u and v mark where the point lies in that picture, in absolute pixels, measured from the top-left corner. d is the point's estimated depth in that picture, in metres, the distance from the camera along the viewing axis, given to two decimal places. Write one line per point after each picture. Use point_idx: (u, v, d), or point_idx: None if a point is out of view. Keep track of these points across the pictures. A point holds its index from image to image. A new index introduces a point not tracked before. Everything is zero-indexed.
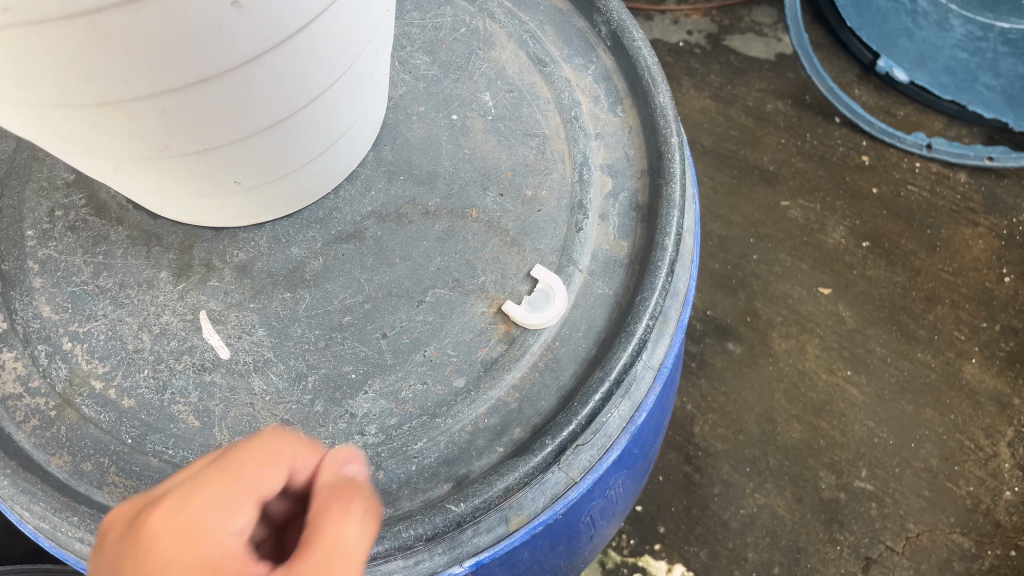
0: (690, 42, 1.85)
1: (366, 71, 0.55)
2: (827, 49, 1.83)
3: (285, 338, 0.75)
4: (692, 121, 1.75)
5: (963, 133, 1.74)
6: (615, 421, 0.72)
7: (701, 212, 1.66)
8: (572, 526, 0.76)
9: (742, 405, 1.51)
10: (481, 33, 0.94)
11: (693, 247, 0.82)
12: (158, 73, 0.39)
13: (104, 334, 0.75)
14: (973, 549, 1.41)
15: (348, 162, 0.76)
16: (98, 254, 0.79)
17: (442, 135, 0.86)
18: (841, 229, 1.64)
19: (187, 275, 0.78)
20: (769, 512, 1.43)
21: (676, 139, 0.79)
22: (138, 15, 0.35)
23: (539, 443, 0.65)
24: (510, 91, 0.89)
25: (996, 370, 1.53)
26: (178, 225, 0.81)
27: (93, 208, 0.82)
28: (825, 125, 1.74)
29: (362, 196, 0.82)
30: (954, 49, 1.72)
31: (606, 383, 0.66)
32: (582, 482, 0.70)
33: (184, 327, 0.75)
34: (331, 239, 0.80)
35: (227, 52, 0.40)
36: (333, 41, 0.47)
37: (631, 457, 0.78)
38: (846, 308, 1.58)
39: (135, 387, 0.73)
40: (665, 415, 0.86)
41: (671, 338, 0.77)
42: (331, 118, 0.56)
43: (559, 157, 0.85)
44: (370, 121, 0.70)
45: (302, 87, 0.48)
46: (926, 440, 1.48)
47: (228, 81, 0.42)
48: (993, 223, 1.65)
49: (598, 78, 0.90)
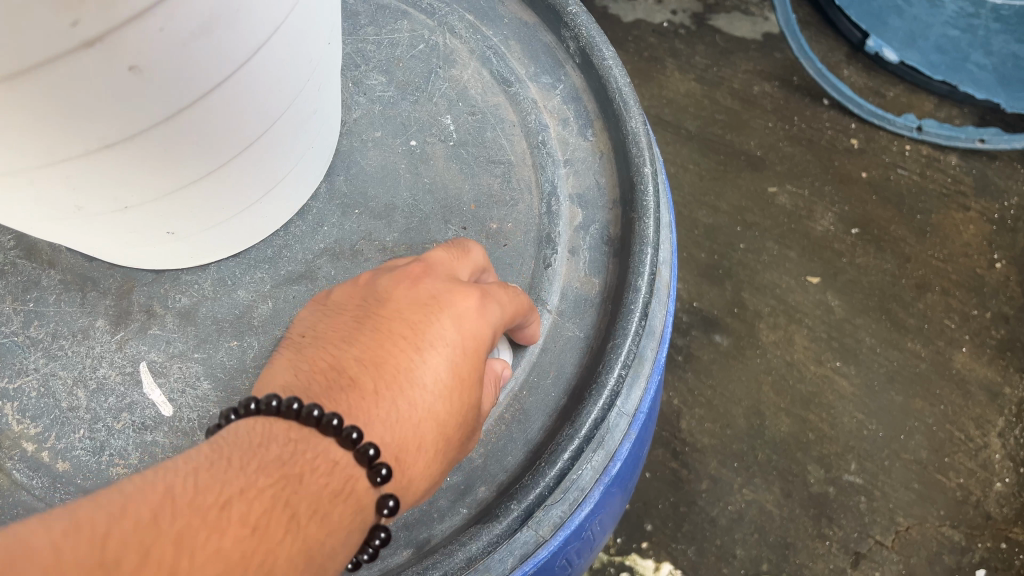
0: (674, 22, 1.78)
1: (308, 109, 0.55)
2: (814, 29, 1.77)
3: (232, 392, 0.74)
4: (675, 106, 1.70)
5: (954, 113, 1.70)
6: (588, 473, 0.71)
7: (685, 201, 1.61)
8: (548, 571, 0.73)
9: (729, 398, 1.48)
10: (442, 50, 0.93)
11: (668, 280, 0.80)
12: (54, 145, 0.39)
13: (35, 392, 0.73)
14: (963, 542, 1.39)
15: (299, 196, 0.76)
16: (29, 301, 0.77)
17: (401, 163, 0.86)
18: (829, 216, 1.60)
19: (125, 323, 0.76)
20: (756, 507, 1.41)
21: (648, 168, 0.78)
22: (15, 92, 0.35)
23: (505, 507, 0.64)
24: (473, 113, 0.89)
25: (987, 358, 1.50)
26: (116, 267, 0.78)
27: (23, 249, 0.80)
28: (813, 107, 1.69)
29: (313, 233, 0.82)
30: (945, 27, 1.66)
31: (576, 440, 0.65)
32: (553, 539, 0.69)
33: (123, 382, 0.74)
34: (281, 280, 0.79)
35: (129, 117, 0.40)
36: (257, 96, 0.46)
37: (609, 498, 0.76)
38: (835, 298, 1.54)
39: (70, 448, 0.71)
40: (645, 445, 0.84)
41: (648, 381, 0.75)
42: (273, 161, 0.55)
43: (526, 186, 0.85)
44: (320, 150, 0.69)
45: (227, 143, 0.47)
46: (916, 432, 1.45)
47: (138, 144, 0.42)
48: (984, 206, 1.61)
49: (567, 98, 0.90)
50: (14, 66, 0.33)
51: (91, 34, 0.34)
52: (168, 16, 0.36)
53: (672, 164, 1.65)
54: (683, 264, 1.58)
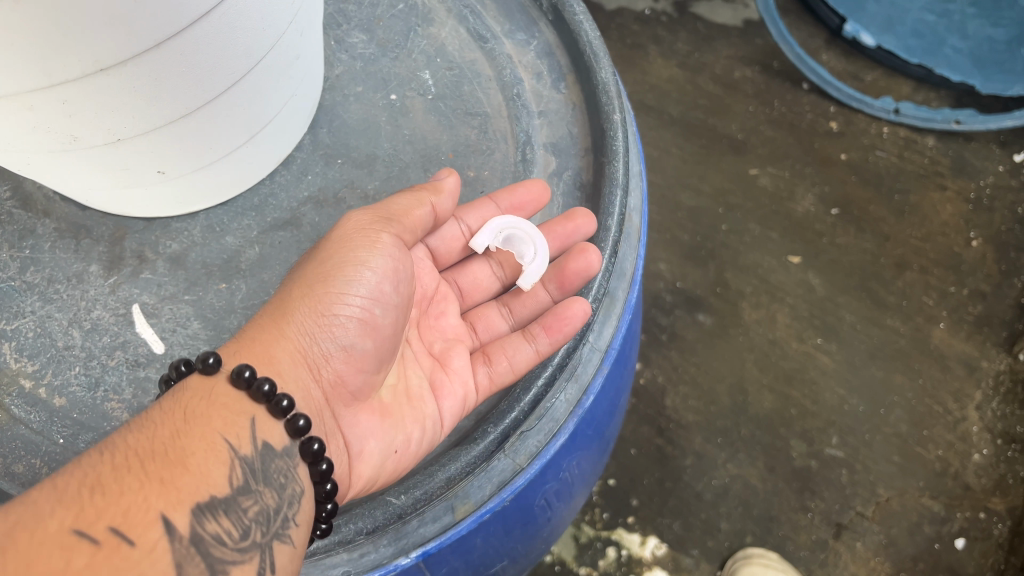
0: (656, 10, 1.81)
1: (275, 63, 0.67)
2: (794, 15, 1.80)
3: (221, 330, 0.83)
4: (659, 92, 1.72)
5: (931, 96, 1.73)
6: (562, 405, 0.84)
7: (671, 185, 1.62)
8: (525, 508, 0.86)
9: (712, 375, 1.45)
10: (420, 10, 1.04)
11: (640, 226, 0.94)
12: (53, 66, 0.49)
13: (33, 332, 0.82)
14: (943, 512, 1.35)
15: (284, 146, 0.86)
16: (25, 248, 0.86)
17: (381, 116, 0.96)
18: (810, 197, 1.61)
19: (118, 268, 0.86)
20: (741, 482, 1.37)
21: (617, 115, 0.89)
22: (25, 15, 0.44)
23: (483, 432, 0.77)
24: (451, 68, 0.99)
25: (965, 333, 1.49)
26: (109, 216, 0.88)
27: (19, 200, 0.89)
28: (793, 92, 1.72)
29: (298, 181, 0.92)
30: (921, 13, 1.73)
31: (549, 368, 0.80)
32: (528, 467, 0.81)
33: (117, 322, 0.83)
34: (267, 226, 0.89)
35: (118, 48, 0.50)
36: (231, 37, 0.57)
37: (584, 439, 0.90)
38: (816, 277, 1.53)
39: (66, 385, 0.80)
40: (621, 398, 0.98)
41: (618, 319, 0.89)
42: (243, 110, 0.68)
43: (502, 137, 0.95)
44: (295, 115, 0.82)
45: (200, 77, 0.58)
46: (896, 406, 1.43)
47: (126, 72, 0.52)
48: (961, 186, 1.62)
49: (540, 53, 1.00)
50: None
51: None
52: None
53: (654, 148, 1.66)
54: (667, 245, 1.56)
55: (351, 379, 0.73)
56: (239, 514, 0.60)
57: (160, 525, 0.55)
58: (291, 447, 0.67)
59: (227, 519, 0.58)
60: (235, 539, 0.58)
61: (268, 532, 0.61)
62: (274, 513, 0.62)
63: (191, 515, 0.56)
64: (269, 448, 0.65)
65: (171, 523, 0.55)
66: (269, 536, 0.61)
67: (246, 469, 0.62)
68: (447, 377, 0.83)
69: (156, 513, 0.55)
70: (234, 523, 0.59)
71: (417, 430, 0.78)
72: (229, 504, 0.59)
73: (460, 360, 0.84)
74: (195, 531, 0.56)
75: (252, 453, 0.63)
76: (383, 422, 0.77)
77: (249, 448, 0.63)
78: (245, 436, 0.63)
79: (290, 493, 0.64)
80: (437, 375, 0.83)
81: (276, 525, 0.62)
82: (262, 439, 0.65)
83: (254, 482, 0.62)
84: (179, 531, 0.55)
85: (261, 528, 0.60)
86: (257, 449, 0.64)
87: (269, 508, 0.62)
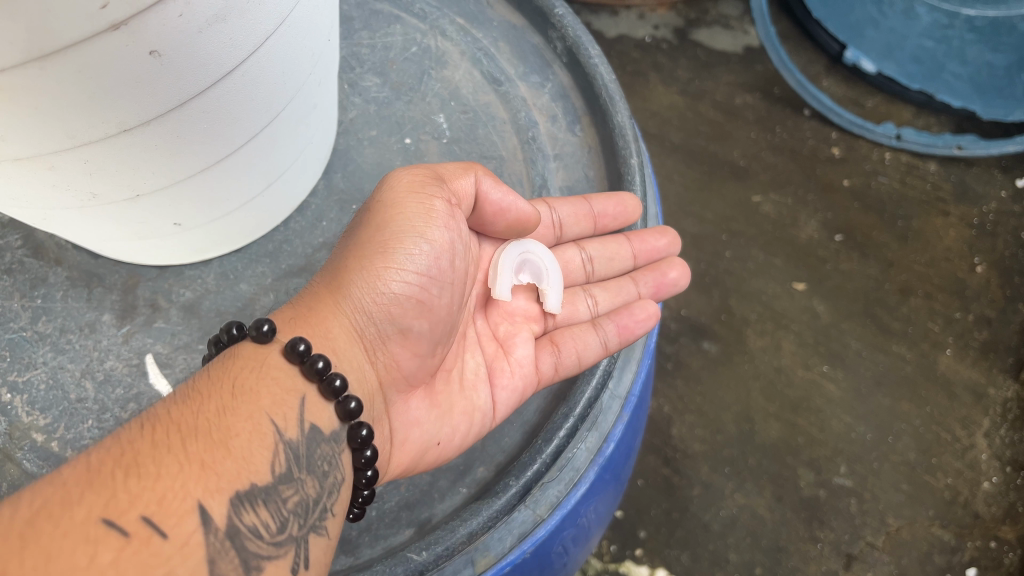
0: (657, 36, 1.81)
1: (299, 108, 0.67)
2: (793, 41, 1.82)
3: None
4: (660, 119, 1.72)
5: (931, 122, 1.73)
6: (584, 454, 0.85)
7: (673, 212, 1.61)
8: (546, 555, 0.85)
9: (719, 405, 1.43)
10: (433, 51, 1.04)
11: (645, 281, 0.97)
12: (77, 127, 0.48)
13: (44, 384, 0.82)
14: (953, 541, 1.33)
15: (298, 193, 0.86)
16: (36, 297, 0.86)
17: (396, 160, 0.96)
18: (813, 223, 1.60)
19: (131, 316, 0.86)
20: (749, 512, 1.35)
21: (635, 159, 0.93)
22: (46, 75, 0.43)
23: (505, 485, 0.79)
24: (465, 111, 1.00)
25: (971, 360, 1.48)
26: (120, 264, 0.88)
27: (30, 248, 0.88)
28: (795, 118, 1.71)
29: (313, 227, 0.92)
30: (920, 38, 1.73)
31: (570, 419, 0.81)
32: (550, 518, 0.81)
33: (129, 373, 0.83)
34: (283, 273, 0.89)
35: (138, 110, 0.49)
36: (254, 88, 0.56)
37: (602, 485, 0.89)
38: (821, 304, 1.52)
39: (78, 438, 0.79)
40: (637, 437, 0.97)
41: (637, 367, 0.92)
42: (261, 160, 0.67)
43: (518, 180, 0.96)
44: (310, 164, 0.82)
45: (222, 130, 0.58)
46: (903, 433, 1.42)
47: (142, 133, 0.52)
48: (964, 212, 1.62)
49: (556, 95, 1.01)
50: (48, 48, 0.41)
51: (117, 19, 0.42)
52: (185, 6, 0.45)
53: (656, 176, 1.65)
54: None
55: (405, 363, 0.76)
56: (279, 503, 0.60)
57: (196, 515, 0.54)
58: (339, 430, 0.68)
59: (265, 511, 0.58)
60: (272, 531, 0.58)
61: (305, 525, 0.61)
62: (313, 503, 0.63)
63: (229, 507, 0.56)
64: (317, 430, 0.66)
65: (208, 514, 0.55)
66: (306, 528, 0.61)
67: (290, 454, 0.63)
68: (509, 365, 0.85)
69: (193, 501, 0.54)
70: (273, 513, 0.59)
71: (463, 423, 0.81)
72: (270, 493, 0.59)
73: (523, 349, 0.86)
74: (231, 523, 0.56)
75: (297, 437, 0.64)
76: (430, 410, 0.80)
77: (295, 433, 0.64)
78: (291, 419, 0.64)
79: (331, 482, 0.65)
80: (499, 362, 0.85)
81: (313, 517, 0.62)
82: (311, 423, 0.65)
83: (297, 469, 0.63)
84: (215, 522, 0.55)
85: (298, 521, 0.61)
86: (304, 433, 0.64)
87: (308, 499, 0.62)
